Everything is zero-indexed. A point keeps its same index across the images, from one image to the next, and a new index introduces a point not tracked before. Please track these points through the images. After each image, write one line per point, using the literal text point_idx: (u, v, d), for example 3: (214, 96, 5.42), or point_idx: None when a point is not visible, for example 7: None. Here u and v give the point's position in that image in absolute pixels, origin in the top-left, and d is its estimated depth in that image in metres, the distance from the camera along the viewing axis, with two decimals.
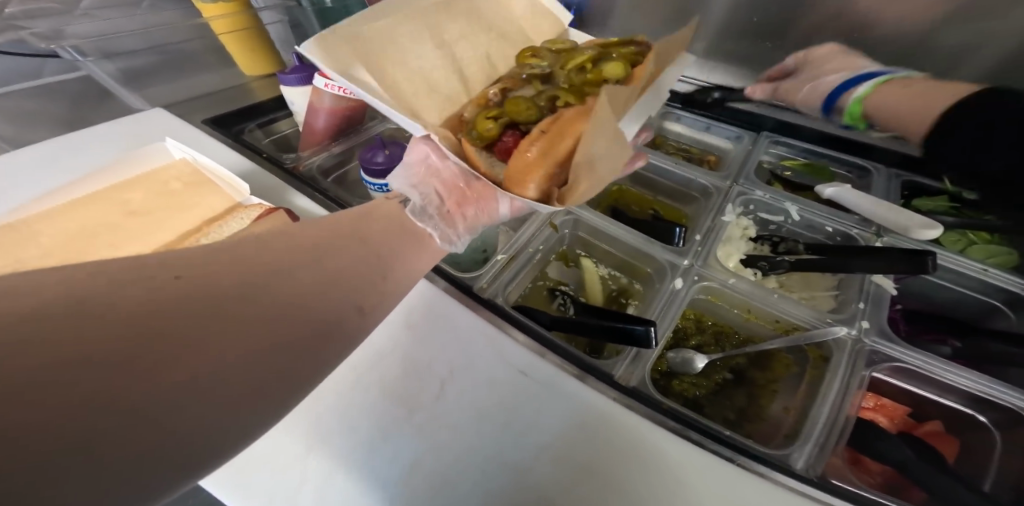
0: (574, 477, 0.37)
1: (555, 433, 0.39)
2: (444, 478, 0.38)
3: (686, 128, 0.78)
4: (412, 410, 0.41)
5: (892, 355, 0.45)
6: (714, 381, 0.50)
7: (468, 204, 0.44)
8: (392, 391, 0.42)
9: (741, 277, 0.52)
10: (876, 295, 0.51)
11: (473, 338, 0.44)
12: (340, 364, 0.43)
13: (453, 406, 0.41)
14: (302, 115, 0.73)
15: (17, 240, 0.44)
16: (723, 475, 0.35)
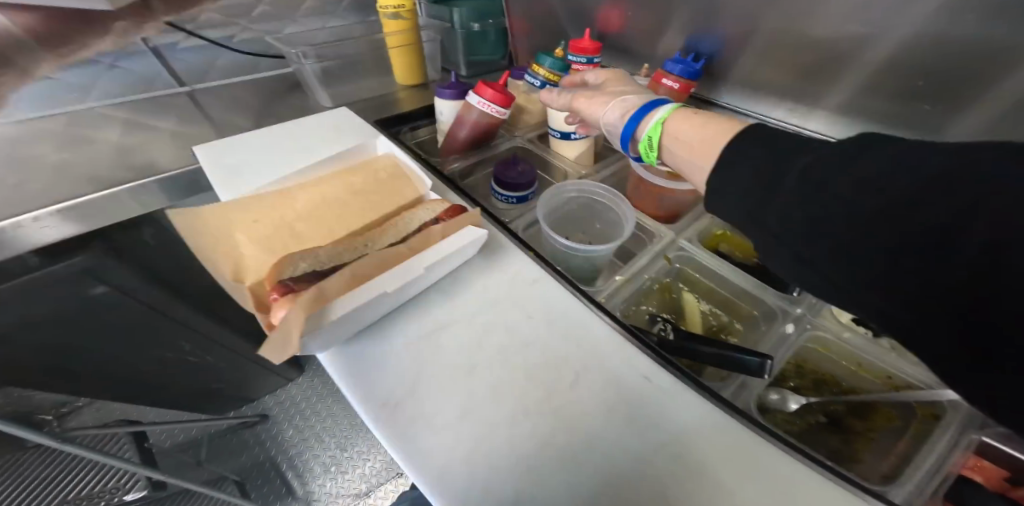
0: (694, 474, 0.42)
1: (677, 435, 0.45)
2: (575, 456, 0.44)
3: None
4: (550, 395, 0.48)
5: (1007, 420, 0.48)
6: (810, 422, 0.56)
7: None
8: (534, 376, 0.50)
9: (855, 333, 0.58)
10: None
11: (604, 345, 0.53)
12: (493, 347, 0.52)
13: (584, 397, 0.48)
14: (447, 124, 0.85)
15: (271, 203, 0.57)
16: (831, 495, 0.40)
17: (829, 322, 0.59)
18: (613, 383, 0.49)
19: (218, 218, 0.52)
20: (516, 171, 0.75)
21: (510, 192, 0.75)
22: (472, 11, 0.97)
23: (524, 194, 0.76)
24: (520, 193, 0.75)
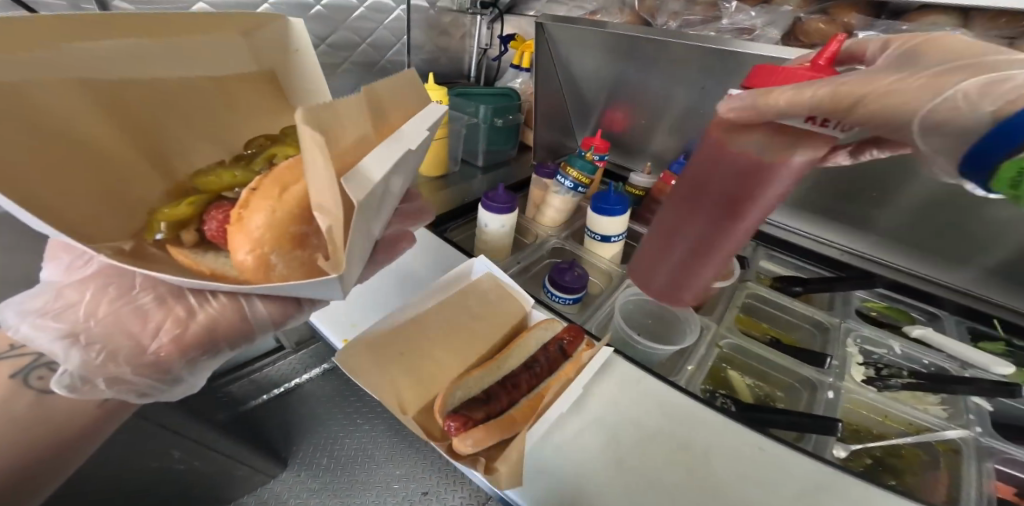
0: None
1: (800, 489, 0.50)
2: None
3: (782, 266, 0.89)
4: (697, 476, 0.51)
5: (1005, 450, 0.59)
6: (861, 464, 0.67)
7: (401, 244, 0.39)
8: (672, 457, 0.53)
9: (874, 391, 0.66)
10: (976, 411, 0.65)
11: (719, 427, 0.57)
12: (627, 443, 0.54)
13: (725, 474, 0.51)
14: (489, 231, 0.90)
15: (409, 333, 0.59)
16: None
17: (854, 384, 0.66)
18: (748, 459, 0.53)
19: (366, 355, 0.54)
20: (571, 276, 0.80)
21: (568, 295, 0.79)
22: (496, 109, 1.06)
23: (576, 295, 0.80)
24: (574, 295, 0.79)
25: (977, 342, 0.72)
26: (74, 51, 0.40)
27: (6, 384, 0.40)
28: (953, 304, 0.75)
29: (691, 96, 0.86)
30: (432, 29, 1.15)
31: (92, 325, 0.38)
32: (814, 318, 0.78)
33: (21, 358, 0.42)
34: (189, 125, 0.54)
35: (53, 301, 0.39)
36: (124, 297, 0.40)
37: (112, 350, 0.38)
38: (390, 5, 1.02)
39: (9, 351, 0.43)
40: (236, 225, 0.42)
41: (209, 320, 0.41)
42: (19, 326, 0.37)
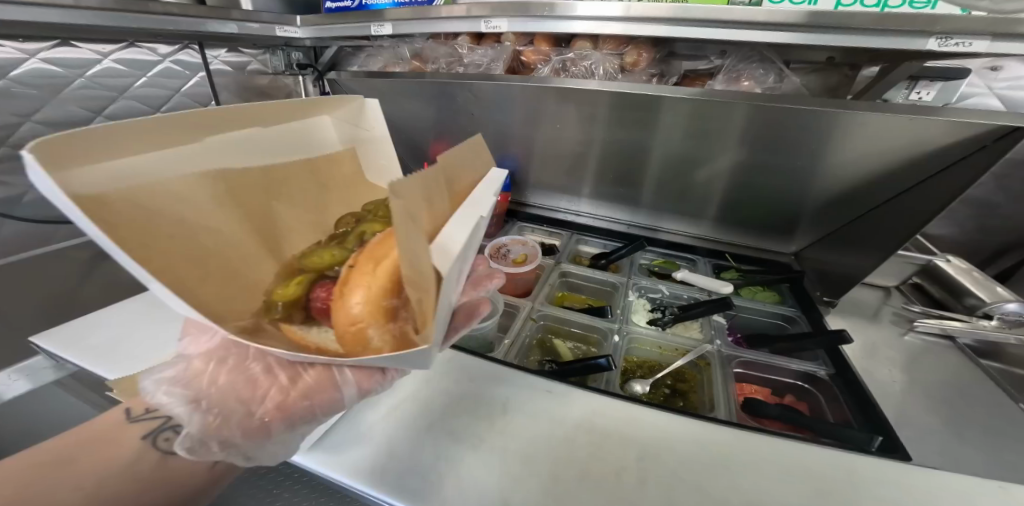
0: (607, 443, 0.52)
1: (579, 420, 0.55)
2: (523, 464, 0.49)
3: (597, 247, 1.08)
4: (492, 428, 0.54)
5: (737, 354, 0.71)
6: (659, 395, 0.69)
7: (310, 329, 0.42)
8: (476, 412, 0.56)
9: (651, 327, 0.79)
10: (719, 325, 0.79)
11: (518, 383, 0.61)
12: (429, 413, 0.55)
13: (516, 423, 0.55)
14: None
15: None
16: (689, 421, 0.55)
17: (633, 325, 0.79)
18: (533, 401, 0.58)
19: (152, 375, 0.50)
20: None
21: None
22: None
23: None
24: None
25: (722, 274, 0.95)
26: (214, 139, 0.40)
27: (138, 448, 0.41)
28: (705, 250, 1.01)
29: (490, 122, 1.00)
30: (249, 93, 1.20)
31: (210, 391, 0.39)
32: (610, 280, 0.94)
33: (154, 420, 0.43)
34: (305, 207, 0.50)
35: (184, 369, 0.40)
36: (241, 364, 0.41)
37: (227, 413, 0.39)
38: (185, 72, 1.04)
39: (145, 413, 0.44)
40: (337, 305, 0.38)
41: (311, 386, 0.41)
42: (161, 392, 0.38)
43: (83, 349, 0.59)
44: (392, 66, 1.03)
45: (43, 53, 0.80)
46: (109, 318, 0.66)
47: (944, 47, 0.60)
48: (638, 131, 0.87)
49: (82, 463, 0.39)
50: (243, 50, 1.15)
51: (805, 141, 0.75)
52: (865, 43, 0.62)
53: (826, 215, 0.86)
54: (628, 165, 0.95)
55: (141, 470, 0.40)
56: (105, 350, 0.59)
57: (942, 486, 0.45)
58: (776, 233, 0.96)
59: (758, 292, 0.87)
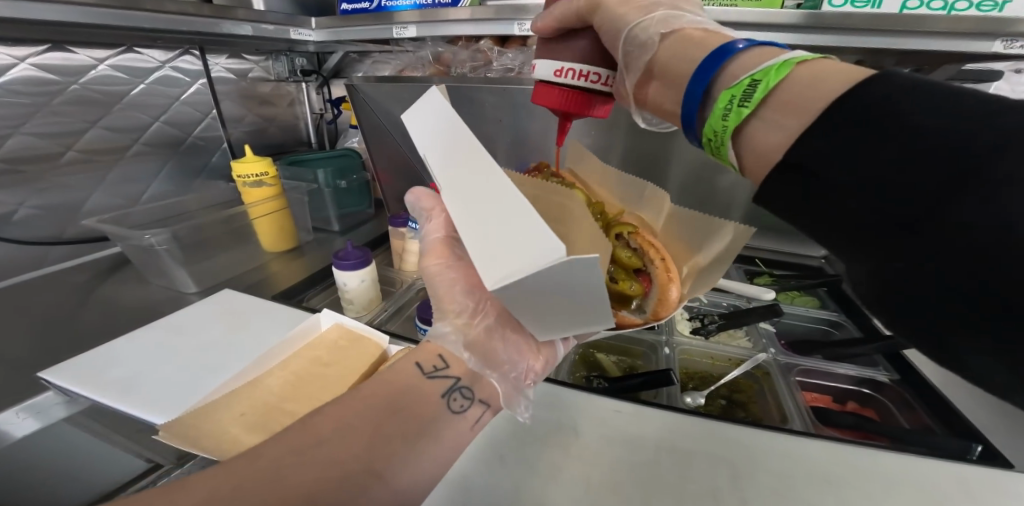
0: (696, 464, 0.48)
1: (657, 440, 0.51)
2: (610, 493, 0.45)
3: None
4: (568, 455, 0.50)
5: (795, 361, 0.69)
6: (718, 407, 0.66)
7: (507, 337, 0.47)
8: (547, 440, 0.52)
9: (697, 337, 0.76)
10: (767, 333, 0.77)
11: (582, 404, 0.57)
12: (498, 445, 0.51)
13: (593, 448, 0.51)
14: (350, 292, 0.80)
15: (245, 396, 0.48)
16: (777, 437, 0.52)
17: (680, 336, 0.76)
18: (601, 421, 0.54)
19: (200, 421, 0.44)
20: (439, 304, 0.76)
21: None
22: (335, 172, 1.04)
23: None
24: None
25: (755, 279, 0.92)
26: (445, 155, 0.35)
27: (438, 407, 0.39)
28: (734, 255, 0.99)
29: (514, 129, 0.96)
30: (251, 101, 1.12)
31: (504, 359, 0.45)
32: None
33: (447, 378, 0.41)
34: None
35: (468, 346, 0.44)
36: (514, 337, 0.47)
37: (513, 378, 0.45)
38: (185, 79, 0.97)
39: (438, 370, 0.41)
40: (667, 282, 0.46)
41: (550, 360, 0.49)
42: (465, 354, 0.43)
43: (101, 380, 0.52)
44: (410, 71, 0.97)
45: (33, 59, 0.74)
46: (123, 348, 0.59)
47: (1008, 49, 0.61)
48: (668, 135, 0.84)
49: (392, 428, 0.35)
50: (245, 56, 1.08)
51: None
52: (919, 45, 0.63)
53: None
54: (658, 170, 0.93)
55: (456, 434, 0.39)
56: (128, 381, 0.52)
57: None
58: (800, 236, 0.96)
59: (796, 297, 0.86)
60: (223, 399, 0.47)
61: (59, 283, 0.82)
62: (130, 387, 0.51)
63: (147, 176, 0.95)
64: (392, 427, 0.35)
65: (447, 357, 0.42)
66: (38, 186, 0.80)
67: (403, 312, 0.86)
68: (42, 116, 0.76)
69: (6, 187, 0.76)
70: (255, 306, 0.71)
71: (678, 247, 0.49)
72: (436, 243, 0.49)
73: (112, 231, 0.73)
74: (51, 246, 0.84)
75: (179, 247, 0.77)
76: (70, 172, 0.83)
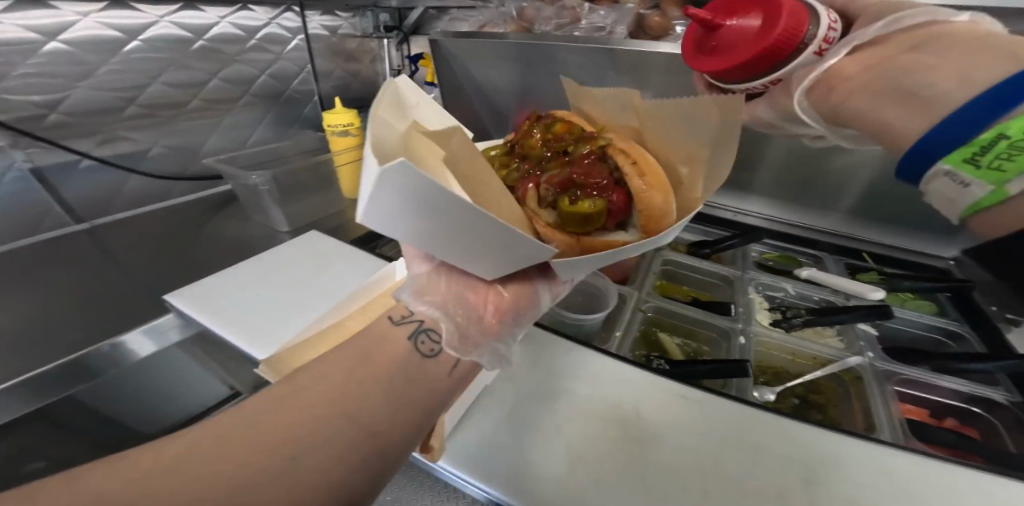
0: (764, 459, 0.46)
1: (723, 429, 0.50)
2: (672, 474, 0.45)
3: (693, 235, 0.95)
4: (628, 430, 0.50)
5: (896, 370, 0.61)
6: (793, 404, 0.61)
7: (445, 279, 0.43)
8: (607, 414, 0.52)
9: (779, 330, 0.69)
10: (865, 335, 0.69)
11: (642, 382, 0.56)
12: (559, 411, 0.53)
13: (655, 428, 0.50)
14: None
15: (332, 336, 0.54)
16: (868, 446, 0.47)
17: (760, 327, 0.69)
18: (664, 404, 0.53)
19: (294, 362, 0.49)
20: None
21: None
22: None
23: None
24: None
25: (857, 275, 0.81)
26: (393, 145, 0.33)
27: (407, 351, 0.39)
28: (830, 245, 0.89)
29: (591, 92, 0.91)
30: (338, 57, 1.17)
31: (447, 297, 0.42)
32: (721, 273, 0.83)
33: (413, 323, 0.41)
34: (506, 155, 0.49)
35: (433, 290, 0.43)
36: (459, 277, 0.44)
37: (472, 319, 0.42)
38: (286, 36, 1.03)
39: (405, 318, 0.42)
40: (652, 191, 0.47)
41: (530, 300, 0.46)
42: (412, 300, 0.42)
43: (218, 305, 0.62)
44: (492, 28, 0.95)
45: (171, 17, 0.83)
46: (234, 279, 0.68)
47: None
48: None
49: (357, 384, 0.36)
50: (337, 13, 1.12)
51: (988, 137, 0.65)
52: None
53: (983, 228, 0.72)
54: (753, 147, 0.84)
55: (375, 381, 0.37)
56: (239, 311, 0.61)
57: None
58: (921, 230, 0.83)
59: (907, 301, 0.75)
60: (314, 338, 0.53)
61: (185, 214, 0.95)
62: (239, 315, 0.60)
63: (252, 124, 1.05)
64: (299, 394, 0.35)
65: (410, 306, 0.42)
66: (167, 129, 0.91)
67: None
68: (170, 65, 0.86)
69: (146, 128, 0.88)
70: (338, 249, 0.77)
71: (668, 148, 0.51)
72: None
73: (227, 170, 0.82)
74: (178, 181, 0.98)
75: (277, 188, 0.85)
76: (193, 118, 0.94)
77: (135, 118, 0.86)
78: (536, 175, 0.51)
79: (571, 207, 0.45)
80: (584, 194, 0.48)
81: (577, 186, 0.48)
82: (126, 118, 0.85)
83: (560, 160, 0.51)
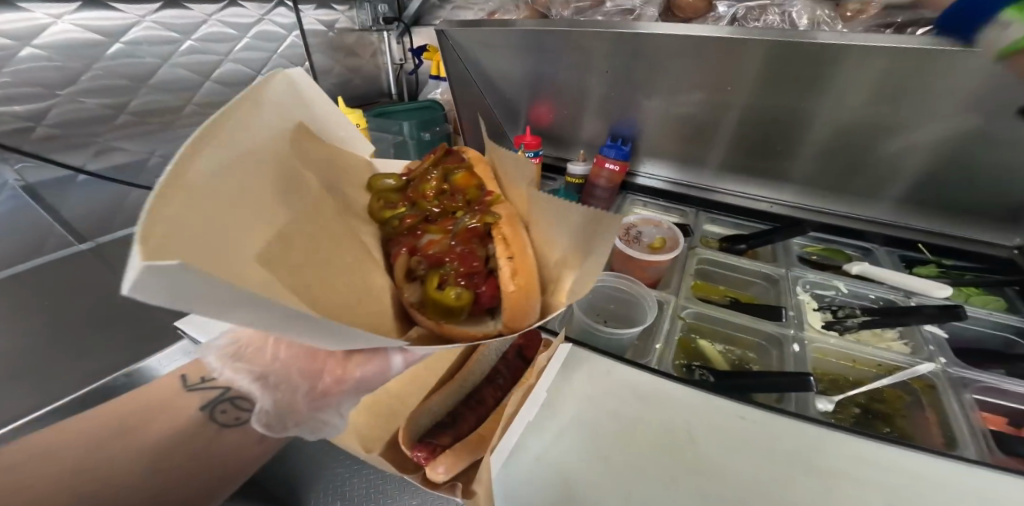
0: (836, 485, 0.43)
1: (787, 451, 0.46)
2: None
3: (724, 228, 0.91)
4: (692, 462, 0.45)
5: (973, 378, 0.55)
6: (851, 414, 0.56)
7: (343, 371, 0.36)
8: (661, 444, 0.46)
9: (834, 334, 0.62)
10: (934, 338, 0.61)
11: (695, 405, 0.50)
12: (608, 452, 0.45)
13: (718, 458, 0.45)
14: None
15: None
16: (938, 474, 0.44)
17: (815, 332, 0.62)
18: (721, 428, 0.48)
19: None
20: None
21: None
22: (420, 122, 0.99)
23: None
24: None
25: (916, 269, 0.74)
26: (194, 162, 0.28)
27: (198, 418, 0.43)
28: (879, 236, 0.83)
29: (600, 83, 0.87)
30: (339, 52, 1.13)
31: (276, 363, 0.36)
32: (763, 272, 0.75)
33: (211, 390, 0.45)
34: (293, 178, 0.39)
35: (244, 342, 0.37)
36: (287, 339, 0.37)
37: (297, 391, 0.34)
38: (281, 32, 1.00)
39: (202, 382, 0.45)
40: (523, 292, 0.42)
41: (368, 370, 0.36)
42: (225, 365, 0.36)
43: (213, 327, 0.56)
44: (502, 15, 0.90)
45: (153, 15, 0.80)
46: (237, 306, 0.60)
47: None
48: (825, 69, 0.65)
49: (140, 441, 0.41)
50: (334, 6, 1.09)
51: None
52: None
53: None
54: (779, 131, 0.79)
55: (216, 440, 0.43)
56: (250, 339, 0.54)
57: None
58: (973, 220, 0.77)
59: (971, 296, 0.67)
60: None
61: None
62: None
63: None
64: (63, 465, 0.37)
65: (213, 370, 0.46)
66: (163, 137, 0.90)
67: None
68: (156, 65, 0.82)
69: (138, 137, 0.86)
70: None
71: (542, 240, 0.43)
72: None
73: None
74: None
75: None
76: (191, 122, 0.92)
77: (128, 127, 0.84)
78: (415, 235, 0.46)
79: (432, 294, 0.39)
80: (450, 281, 0.41)
81: (444, 269, 0.42)
82: (117, 127, 0.82)
83: (413, 229, 0.46)
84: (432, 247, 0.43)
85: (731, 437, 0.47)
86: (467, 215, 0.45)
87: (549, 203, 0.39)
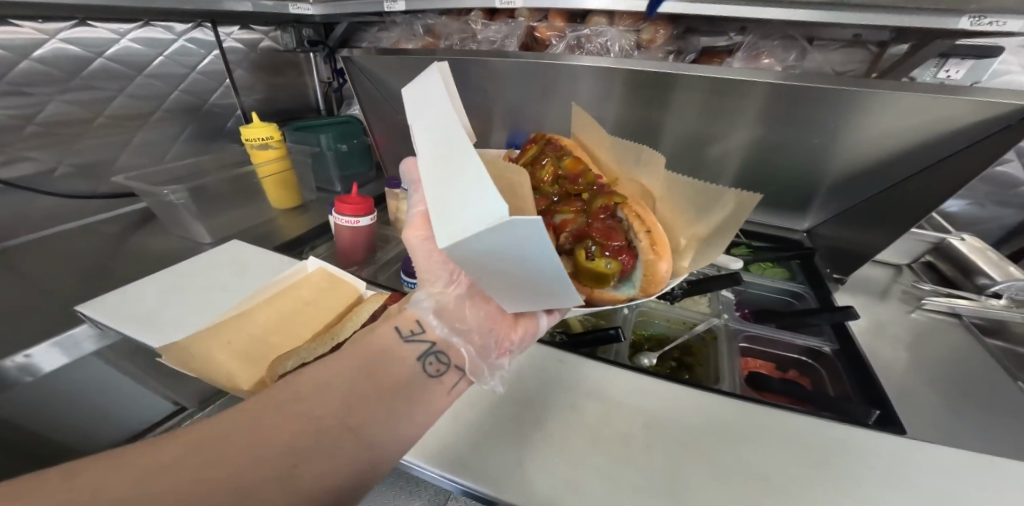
0: (620, 408, 0.57)
1: (594, 387, 0.60)
2: (556, 427, 0.54)
3: None
4: (522, 399, 0.58)
5: (745, 329, 0.73)
6: (667, 367, 0.69)
7: (513, 327, 0.51)
8: (508, 389, 0.60)
9: (660, 301, 0.79)
10: (726, 300, 0.80)
11: (534, 360, 0.65)
12: (469, 397, 0.58)
13: (541, 396, 0.58)
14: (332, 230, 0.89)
15: (237, 326, 0.57)
16: (694, 396, 0.59)
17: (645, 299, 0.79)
18: (546, 374, 0.62)
19: (194, 346, 0.52)
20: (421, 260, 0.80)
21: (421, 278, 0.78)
22: (335, 137, 1.13)
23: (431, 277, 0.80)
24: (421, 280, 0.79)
25: (732, 249, 0.92)
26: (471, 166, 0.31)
27: (415, 371, 0.44)
28: None
29: (489, 102, 1.02)
30: (262, 70, 1.24)
31: (470, 322, 0.49)
32: None
33: (422, 343, 0.46)
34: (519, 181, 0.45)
35: (439, 295, 0.49)
36: (481, 302, 0.50)
37: (480, 342, 0.49)
38: (199, 50, 1.08)
39: (413, 335, 0.46)
40: (656, 258, 0.53)
41: (529, 331, 0.52)
42: (435, 319, 0.47)
43: (111, 305, 0.63)
44: (404, 43, 1.03)
45: (62, 34, 0.86)
46: (136, 290, 0.67)
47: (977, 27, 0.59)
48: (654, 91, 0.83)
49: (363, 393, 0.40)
50: (254, 27, 1.18)
51: (849, 103, 0.68)
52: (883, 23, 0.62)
53: (850, 192, 0.85)
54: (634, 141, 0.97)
55: (432, 397, 0.44)
56: (145, 312, 0.61)
57: (923, 452, 0.51)
58: (781, 209, 0.97)
59: (765, 269, 0.87)
60: (221, 330, 0.56)
61: (103, 230, 0.98)
62: (142, 317, 0.60)
63: (171, 137, 1.10)
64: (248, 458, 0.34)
65: (423, 323, 0.47)
66: (70, 147, 0.94)
67: (388, 268, 0.91)
68: (59, 81, 0.88)
69: (46, 147, 0.91)
70: (252, 254, 0.79)
71: (678, 222, 0.59)
72: (418, 216, 0.51)
73: (129, 182, 0.83)
74: (91, 199, 1.00)
75: (194, 201, 0.87)
76: (101, 134, 0.98)
77: (36, 137, 0.89)
78: (551, 215, 0.56)
79: (589, 264, 0.51)
80: (602, 252, 0.52)
81: (598, 243, 0.52)
82: (26, 137, 0.87)
83: (554, 205, 0.56)
84: (585, 221, 0.54)
85: (547, 382, 0.61)
86: (591, 194, 0.57)
87: (695, 188, 0.59)
